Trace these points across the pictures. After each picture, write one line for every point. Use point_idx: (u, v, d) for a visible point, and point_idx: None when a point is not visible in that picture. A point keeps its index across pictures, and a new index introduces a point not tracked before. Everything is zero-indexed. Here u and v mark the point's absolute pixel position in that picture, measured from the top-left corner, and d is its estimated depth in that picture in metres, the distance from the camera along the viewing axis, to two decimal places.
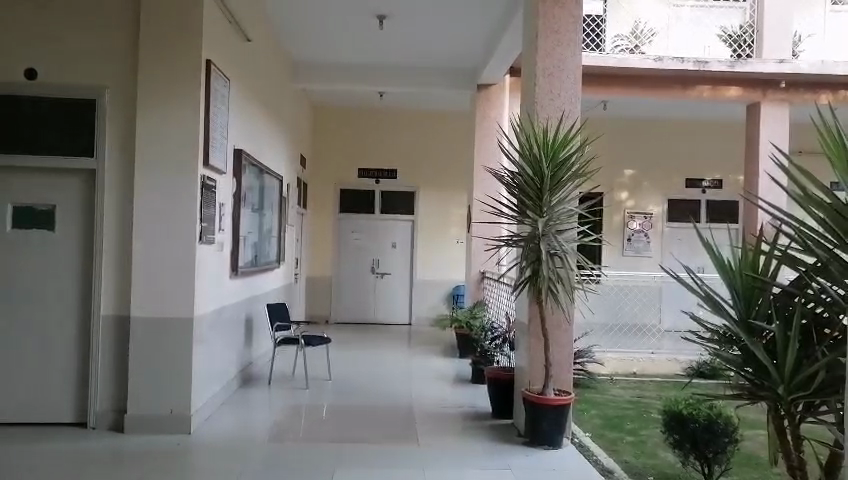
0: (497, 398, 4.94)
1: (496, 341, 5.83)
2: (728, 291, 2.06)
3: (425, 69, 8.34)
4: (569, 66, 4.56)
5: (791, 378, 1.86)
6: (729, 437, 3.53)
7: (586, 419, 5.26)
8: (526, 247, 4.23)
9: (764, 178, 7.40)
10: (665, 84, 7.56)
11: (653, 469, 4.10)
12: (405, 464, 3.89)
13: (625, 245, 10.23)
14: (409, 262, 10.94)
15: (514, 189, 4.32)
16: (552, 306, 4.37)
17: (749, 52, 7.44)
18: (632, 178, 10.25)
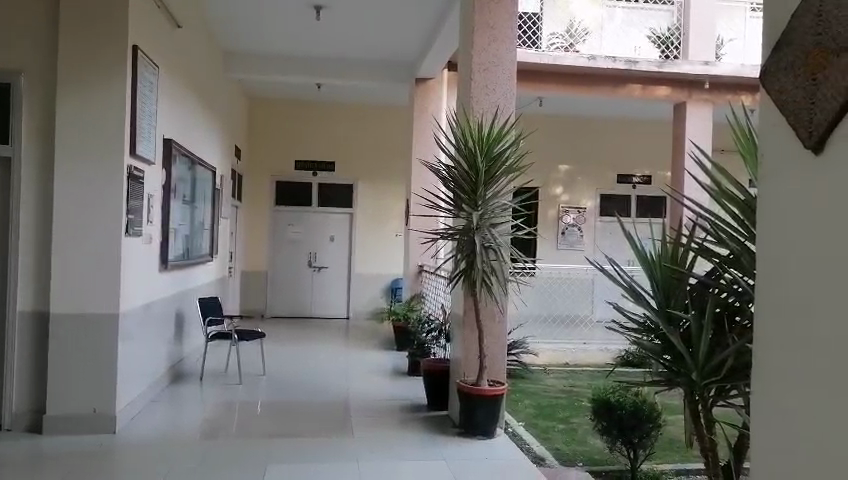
0: (433, 390, 4.97)
1: (432, 333, 5.87)
2: (648, 281, 2.13)
3: (364, 61, 8.28)
4: (505, 62, 4.62)
5: (703, 364, 1.95)
6: (653, 422, 3.67)
7: (520, 409, 5.37)
8: (460, 240, 4.28)
9: (688, 176, 7.70)
10: (597, 83, 7.76)
11: (582, 455, 4.23)
12: (341, 457, 3.87)
13: (559, 239, 10.50)
14: (347, 255, 10.87)
15: (451, 183, 4.35)
16: (486, 298, 4.44)
17: (676, 53, 7.74)
18: (566, 174, 10.50)
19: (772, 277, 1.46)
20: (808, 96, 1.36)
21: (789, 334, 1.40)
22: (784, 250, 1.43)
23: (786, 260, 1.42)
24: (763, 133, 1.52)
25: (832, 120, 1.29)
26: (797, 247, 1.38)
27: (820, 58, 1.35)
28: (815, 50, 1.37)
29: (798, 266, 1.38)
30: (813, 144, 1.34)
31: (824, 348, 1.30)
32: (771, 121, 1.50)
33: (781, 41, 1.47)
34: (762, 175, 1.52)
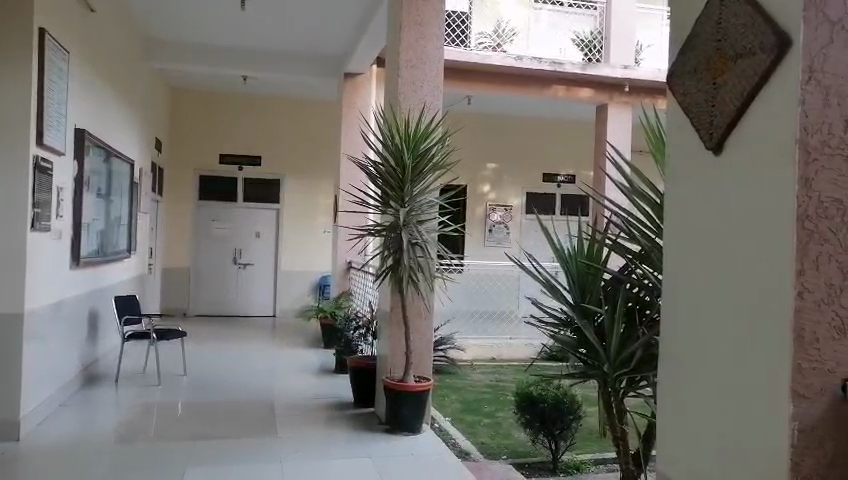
0: (359, 387, 4.95)
1: (359, 330, 5.85)
2: (565, 277, 2.19)
3: (291, 55, 8.15)
4: (433, 59, 4.64)
5: (615, 356, 2.03)
6: (573, 415, 3.80)
7: (447, 404, 5.43)
8: (387, 236, 4.27)
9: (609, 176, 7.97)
10: (523, 83, 7.92)
11: (506, 448, 4.33)
12: (263, 458, 3.79)
13: (487, 236, 10.69)
14: (274, 252, 10.67)
15: (377, 179, 4.33)
16: (412, 295, 4.45)
17: (598, 56, 7.93)
18: (494, 172, 10.67)
19: (678, 274, 1.53)
20: (709, 99, 1.43)
21: (692, 328, 1.46)
22: (688, 248, 1.49)
23: (691, 257, 1.48)
24: (670, 134, 1.59)
25: (730, 123, 1.36)
26: (700, 246, 1.45)
27: (720, 63, 1.41)
28: (715, 54, 1.43)
29: (701, 264, 1.44)
30: (713, 146, 1.41)
31: (723, 341, 1.37)
32: (677, 123, 1.56)
33: (686, 45, 1.53)
34: (670, 175, 1.59)
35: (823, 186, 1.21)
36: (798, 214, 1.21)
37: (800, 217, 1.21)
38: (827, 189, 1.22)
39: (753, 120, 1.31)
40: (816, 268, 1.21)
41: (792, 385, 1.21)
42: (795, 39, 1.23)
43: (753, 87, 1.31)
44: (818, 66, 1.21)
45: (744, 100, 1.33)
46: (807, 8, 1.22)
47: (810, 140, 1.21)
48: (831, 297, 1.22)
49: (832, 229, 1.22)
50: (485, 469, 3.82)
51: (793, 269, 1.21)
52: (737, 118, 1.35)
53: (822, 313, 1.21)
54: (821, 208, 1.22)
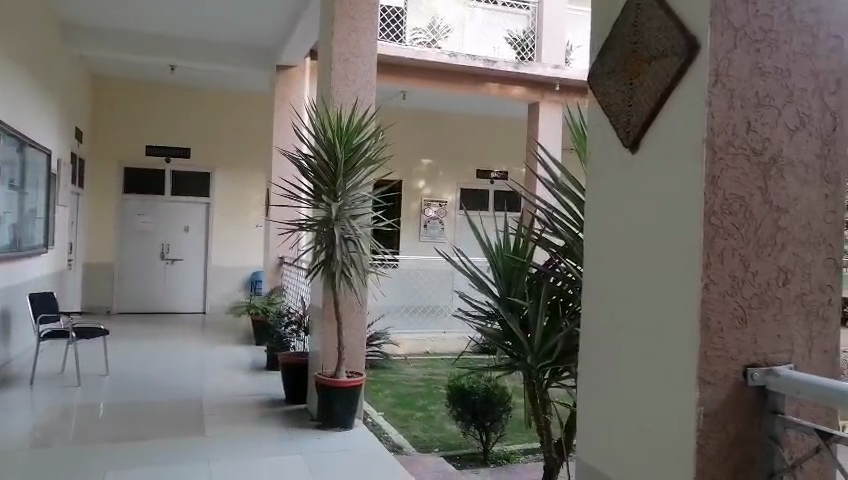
0: (291, 384, 4.89)
1: (292, 326, 5.78)
2: (491, 271, 2.23)
3: (222, 44, 7.94)
4: (366, 53, 4.61)
5: (538, 348, 2.08)
6: (503, 406, 3.90)
7: (380, 399, 5.43)
8: (319, 231, 4.23)
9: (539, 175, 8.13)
10: (458, 79, 7.99)
11: (439, 440, 4.39)
12: (190, 458, 3.69)
13: (422, 232, 10.76)
14: (204, 247, 10.38)
15: (310, 173, 4.29)
16: (345, 290, 4.43)
17: (531, 55, 8.13)
18: (429, 167, 10.74)
19: (598, 267, 1.58)
20: (627, 98, 1.48)
21: (610, 319, 1.52)
22: (606, 242, 1.55)
23: (609, 251, 1.53)
24: (591, 131, 1.64)
25: (645, 122, 1.42)
26: (617, 239, 1.51)
27: (636, 64, 1.46)
28: (632, 55, 1.48)
29: (618, 258, 1.50)
30: (630, 144, 1.46)
31: (639, 332, 1.42)
32: (597, 121, 1.61)
33: (606, 46, 1.58)
34: (590, 172, 1.64)
35: (726, 184, 1.28)
36: (705, 210, 1.27)
37: (707, 213, 1.27)
38: (731, 187, 1.29)
39: (665, 120, 1.37)
40: (721, 262, 1.28)
41: (699, 372, 1.27)
42: (702, 43, 1.29)
43: (666, 87, 1.36)
44: (722, 70, 1.28)
45: (657, 100, 1.38)
46: (713, 14, 1.28)
47: (716, 140, 1.28)
48: (734, 288, 1.29)
49: (735, 225, 1.29)
50: (418, 462, 3.85)
51: (700, 262, 1.27)
52: (651, 117, 1.40)
53: (725, 303, 1.28)
54: (725, 205, 1.28)
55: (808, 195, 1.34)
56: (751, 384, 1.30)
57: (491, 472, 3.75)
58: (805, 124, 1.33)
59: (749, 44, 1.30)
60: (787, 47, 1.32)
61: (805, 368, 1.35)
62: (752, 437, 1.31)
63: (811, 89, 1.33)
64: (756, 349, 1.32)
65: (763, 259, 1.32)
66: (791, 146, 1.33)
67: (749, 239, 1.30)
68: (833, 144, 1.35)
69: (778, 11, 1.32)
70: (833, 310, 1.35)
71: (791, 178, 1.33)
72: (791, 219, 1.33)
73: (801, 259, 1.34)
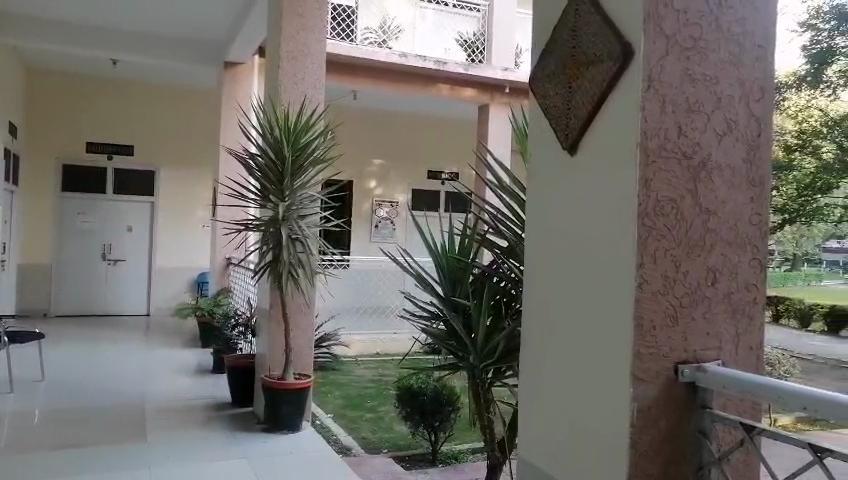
0: (237, 387, 4.80)
1: (238, 328, 5.69)
2: (436, 271, 2.25)
3: (167, 39, 7.75)
4: (315, 51, 4.58)
5: (481, 348, 2.11)
6: (452, 406, 3.93)
7: (329, 400, 5.38)
8: (266, 231, 4.17)
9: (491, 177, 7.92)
10: (408, 80, 8.00)
11: (387, 441, 4.38)
12: (130, 465, 3.58)
13: (373, 232, 10.74)
14: (148, 247, 10.10)
15: (257, 172, 4.22)
16: (292, 291, 4.38)
17: (480, 58, 8.18)
18: (380, 167, 10.71)
19: (537, 267, 1.60)
20: (566, 101, 1.51)
21: (549, 318, 1.54)
22: (546, 242, 1.57)
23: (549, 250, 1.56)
24: (532, 133, 1.66)
25: (583, 125, 1.45)
26: (556, 239, 1.53)
27: (575, 68, 1.49)
28: (571, 58, 1.51)
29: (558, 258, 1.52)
30: (569, 146, 1.49)
31: (576, 331, 1.45)
32: (538, 123, 1.64)
33: (546, 49, 1.60)
34: (530, 174, 1.66)
35: (660, 186, 1.32)
36: (639, 211, 1.30)
37: (640, 213, 1.31)
38: (663, 189, 1.32)
39: (601, 123, 1.40)
40: (653, 262, 1.32)
41: (633, 370, 1.30)
42: (637, 49, 1.32)
43: (602, 91, 1.39)
44: (656, 76, 1.32)
45: (594, 103, 1.41)
46: (646, 21, 1.32)
47: (649, 143, 1.31)
48: (666, 287, 1.33)
49: (667, 226, 1.33)
50: (366, 463, 3.84)
51: (634, 261, 1.30)
52: (589, 120, 1.43)
53: (657, 303, 1.32)
54: (658, 206, 1.32)
55: (735, 198, 1.40)
56: (681, 381, 1.34)
57: (439, 472, 3.78)
58: (732, 129, 1.39)
59: (681, 51, 1.34)
60: (715, 55, 1.37)
61: (732, 364, 1.40)
62: (683, 432, 1.35)
63: (737, 96, 1.39)
64: (687, 346, 1.36)
65: (693, 259, 1.36)
66: (720, 151, 1.38)
67: (680, 240, 1.34)
68: (758, 150, 1.41)
69: (707, 20, 1.37)
70: (758, 308, 1.41)
71: (719, 182, 1.38)
72: (719, 221, 1.38)
73: (728, 260, 1.39)
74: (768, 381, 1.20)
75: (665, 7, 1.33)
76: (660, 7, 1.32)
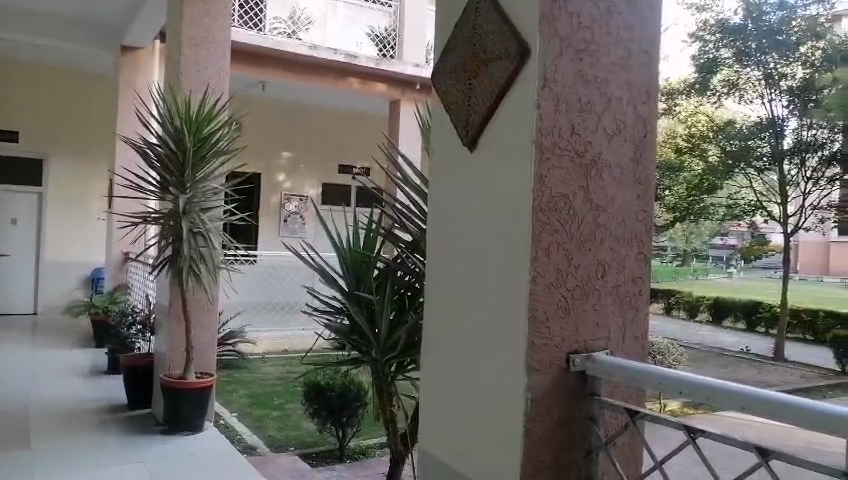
0: (133, 388, 4.57)
1: (137, 327, 5.41)
2: (340, 264, 2.24)
3: (59, 18, 7.27)
4: (218, 39, 4.41)
5: (384, 341, 2.12)
6: (360, 401, 3.94)
7: (234, 399, 5.23)
8: (165, 224, 4.00)
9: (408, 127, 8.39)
10: (320, 72, 7.88)
11: (294, 439, 4.32)
12: (13, 474, 3.33)
13: (281, 227, 10.54)
14: (36, 241, 9.43)
15: (156, 163, 4.04)
16: (194, 287, 4.22)
17: (392, 53, 8.24)
18: (289, 161, 10.51)
19: (439, 260, 1.63)
20: (467, 98, 1.53)
21: (450, 311, 1.57)
22: (447, 235, 1.60)
23: (450, 244, 1.58)
24: (434, 128, 1.68)
25: (483, 121, 1.47)
26: (457, 232, 1.56)
27: (475, 66, 1.52)
28: (471, 57, 1.54)
29: (459, 251, 1.55)
30: (468, 142, 1.52)
31: (474, 324, 1.49)
32: (440, 119, 1.66)
33: (448, 46, 1.63)
34: (433, 167, 1.68)
35: (554, 183, 1.37)
36: (534, 206, 1.35)
37: (535, 208, 1.35)
38: (557, 185, 1.37)
39: (499, 120, 1.43)
40: (546, 255, 1.36)
41: (528, 360, 1.35)
42: (532, 49, 1.36)
43: (500, 89, 1.43)
44: (550, 76, 1.36)
45: (493, 101, 1.44)
46: (542, 22, 1.36)
47: (544, 141, 1.35)
48: (558, 280, 1.38)
49: (560, 221, 1.38)
50: (272, 462, 3.78)
51: (529, 256, 1.35)
52: (487, 117, 1.46)
53: (550, 294, 1.37)
54: (552, 201, 1.37)
55: (623, 195, 1.47)
56: (572, 370, 1.40)
57: (346, 468, 3.79)
58: (621, 129, 1.46)
59: (574, 52, 1.39)
60: (605, 58, 1.44)
61: (619, 353, 1.47)
62: (573, 419, 1.40)
63: (626, 99, 1.46)
64: (578, 337, 1.42)
65: (584, 253, 1.42)
66: (609, 150, 1.45)
67: (572, 234, 1.40)
68: (644, 150, 1.49)
69: (598, 24, 1.43)
70: (642, 300, 1.50)
71: (609, 179, 1.45)
72: (608, 217, 1.45)
73: (617, 254, 1.47)
74: (652, 368, 1.27)
75: (559, 9, 1.37)
76: (554, 9, 1.37)
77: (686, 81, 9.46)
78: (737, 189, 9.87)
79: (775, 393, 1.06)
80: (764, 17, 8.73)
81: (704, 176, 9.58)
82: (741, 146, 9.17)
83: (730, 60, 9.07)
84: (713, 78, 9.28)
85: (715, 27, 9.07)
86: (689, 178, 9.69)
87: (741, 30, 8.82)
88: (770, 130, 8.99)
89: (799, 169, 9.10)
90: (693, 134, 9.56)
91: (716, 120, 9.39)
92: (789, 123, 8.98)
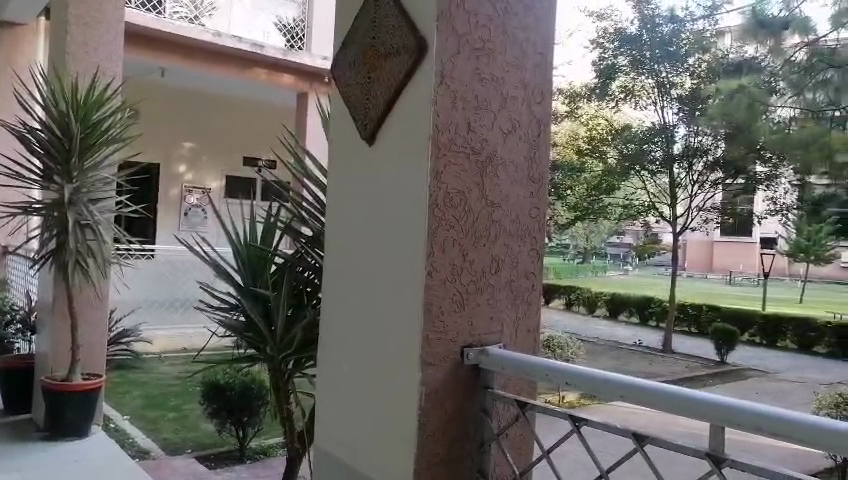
0: (11, 391, 4.24)
1: (17, 327, 5.04)
2: (236, 258, 2.18)
3: None
4: (110, 18, 4.16)
5: (280, 337, 2.08)
6: (262, 400, 3.84)
7: (126, 401, 4.96)
8: (49, 215, 3.74)
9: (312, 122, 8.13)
10: (224, 60, 7.64)
11: (191, 441, 4.16)
12: None
13: (182, 220, 10.10)
14: None
15: (39, 150, 3.77)
16: (81, 283, 3.96)
17: (300, 44, 8.09)
18: (191, 151, 10.10)
19: (336, 254, 1.61)
20: (365, 91, 1.52)
21: (347, 305, 1.55)
22: (345, 229, 1.58)
23: (348, 238, 1.57)
24: (333, 120, 1.66)
25: (381, 116, 1.47)
26: (354, 226, 1.54)
27: (374, 59, 1.52)
28: (370, 50, 1.53)
29: (356, 245, 1.53)
30: (367, 136, 1.51)
31: (369, 320, 1.48)
32: (339, 111, 1.64)
33: (348, 37, 1.61)
34: (332, 160, 1.65)
35: (449, 179, 1.38)
36: (430, 202, 1.35)
37: (431, 204, 1.35)
38: (453, 182, 1.38)
39: (397, 115, 1.43)
40: (442, 251, 1.37)
41: (421, 355, 1.35)
42: (429, 45, 1.37)
43: (398, 84, 1.42)
44: (447, 73, 1.37)
45: (391, 95, 1.44)
46: (440, 18, 1.36)
47: (440, 138, 1.36)
48: (453, 275, 1.39)
49: (456, 217, 1.40)
50: (166, 466, 3.63)
51: (425, 251, 1.35)
52: (385, 112, 1.46)
53: (445, 289, 1.38)
54: (448, 198, 1.38)
55: (517, 193, 1.51)
56: (466, 364, 1.41)
57: (246, 469, 3.70)
58: (516, 128, 1.49)
59: (471, 50, 1.41)
60: (502, 58, 1.46)
61: (511, 346, 1.51)
62: (467, 413, 1.42)
63: (521, 98, 1.50)
64: (472, 331, 1.43)
65: (479, 250, 1.44)
66: (505, 148, 1.47)
67: (467, 231, 1.41)
68: (538, 148, 1.53)
69: (494, 23, 1.45)
70: (535, 294, 1.54)
71: (504, 176, 1.47)
72: (502, 214, 1.48)
73: (511, 251, 1.50)
74: (541, 360, 1.30)
75: (457, 7, 1.39)
76: (451, 7, 1.38)
77: (587, 86, 9.92)
78: (633, 190, 10.34)
79: (660, 385, 1.10)
80: (657, 29, 9.30)
81: (603, 177, 10.01)
82: (635, 149, 9.58)
83: (627, 68, 9.63)
84: (611, 85, 9.76)
85: (614, 35, 9.57)
86: (589, 179, 10.13)
87: (637, 39, 9.40)
88: (663, 135, 9.61)
89: (687, 172, 9.75)
90: (593, 137, 10.00)
91: (614, 124, 9.93)
92: (678, 129, 9.64)
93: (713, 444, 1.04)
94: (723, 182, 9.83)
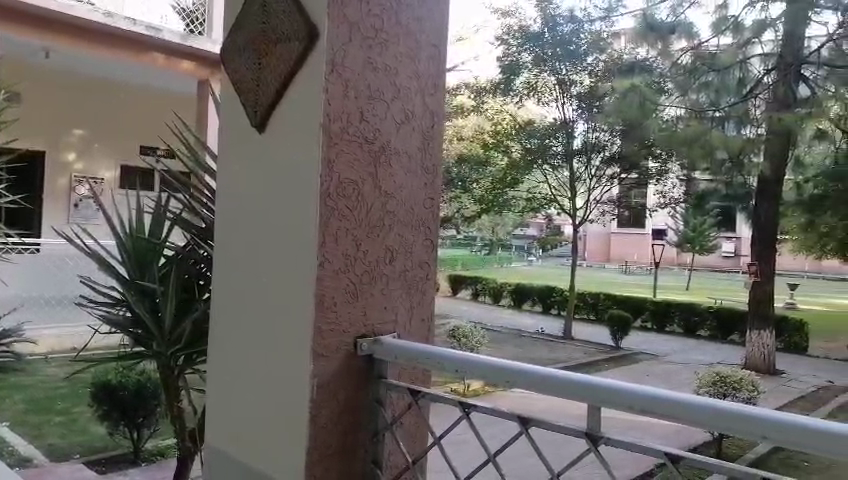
0: None
1: None
2: (122, 250, 2.08)
3: None
4: None
5: (169, 331, 2.00)
6: (157, 398, 3.72)
7: (7, 407, 4.60)
8: None
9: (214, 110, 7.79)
10: (116, 43, 7.22)
11: (79, 445, 3.93)
12: None
13: (72, 212, 9.51)
14: None
15: None
16: None
17: (200, 30, 7.75)
18: (81, 139, 9.49)
19: (226, 244, 1.55)
20: (255, 76, 1.48)
21: (239, 297, 1.50)
22: (235, 219, 1.53)
23: (238, 228, 1.52)
24: (223, 107, 1.60)
25: (272, 103, 1.43)
26: (245, 213, 1.50)
27: (265, 45, 1.47)
28: (261, 36, 1.49)
29: (247, 233, 1.49)
30: (257, 123, 1.47)
31: (261, 312, 1.45)
32: (228, 98, 1.58)
33: (237, 22, 1.56)
34: (221, 148, 1.59)
35: (341, 168, 1.36)
36: (321, 190, 1.33)
37: (322, 193, 1.34)
38: (345, 171, 1.37)
39: (288, 102, 1.40)
40: (334, 241, 1.36)
41: (313, 346, 1.34)
42: (320, 33, 1.34)
43: (289, 71, 1.39)
44: (338, 61, 1.35)
45: (281, 82, 1.40)
46: (331, 6, 1.34)
47: (332, 127, 1.34)
48: (346, 266, 1.38)
49: (348, 207, 1.38)
50: (49, 473, 3.41)
51: (316, 240, 1.33)
52: (276, 99, 1.42)
53: (337, 280, 1.36)
54: (340, 187, 1.37)
55: (410, 183, 1.52)
56: (360, 354, 1.40)
57: (141, 472, 3.55)
58: (410, 119, 1.50)
59: (363, 40, 1.40)
60: (396, 48, 1.46)
61: (405, 336, 1.52)
62: (360, 403, 1.41)
63: (414, 90, 1.50)
64: (366, 321, 1.42)
65: (372, 239, 1.44)
66: (398, 138, 1.48)
67: (360, 221, 1.41)
68: (431, 141, 1.55)
69: (388, 14, 1.45)
70: (429, 284, 1.56)
71: (397, 166, 1.48)
72: (395, 203, 1.48)
73: (404, 240, 1.51)
74: (433, 349, 1.31)
75: None
76: None
77: (492, 82, 10.14)
78: (536, 183, 10.68)
79: (546, 369, 1.14)
80: (558, 28, 9.62)
81: (507, 170, 10.33)
82: (538, 144, 10.01)
83: (530, 65, 9.90)
84: (516, 80, 10.02)
85: (518, 33, 9.80)
86: (495, 173, 10.41)
87: (539, 38, 9.68)
88: (563, 131, 9.97)
89: (586, 167, 10.16)
90: (498, 131, 10.22)
91: (518, 119, 10.18)
92: (578, 125, 10.02)
93: (591, 423, 1.09)
94: (619, 177, 10.29)
